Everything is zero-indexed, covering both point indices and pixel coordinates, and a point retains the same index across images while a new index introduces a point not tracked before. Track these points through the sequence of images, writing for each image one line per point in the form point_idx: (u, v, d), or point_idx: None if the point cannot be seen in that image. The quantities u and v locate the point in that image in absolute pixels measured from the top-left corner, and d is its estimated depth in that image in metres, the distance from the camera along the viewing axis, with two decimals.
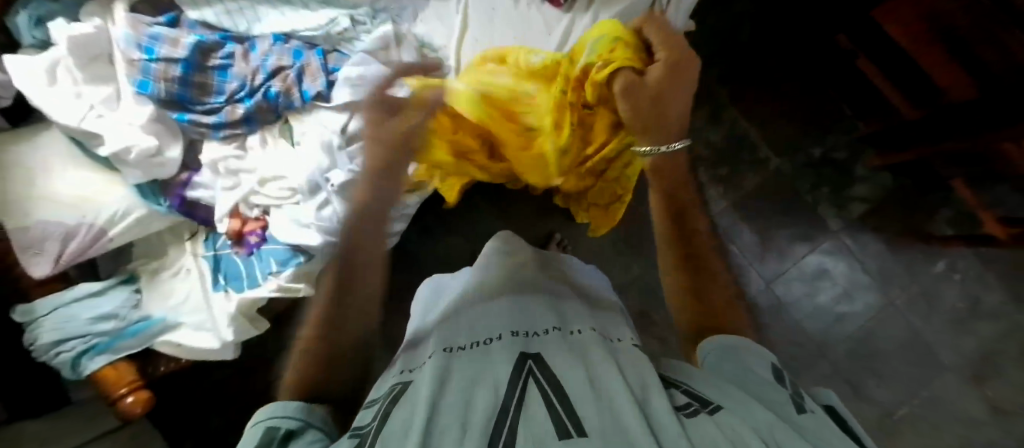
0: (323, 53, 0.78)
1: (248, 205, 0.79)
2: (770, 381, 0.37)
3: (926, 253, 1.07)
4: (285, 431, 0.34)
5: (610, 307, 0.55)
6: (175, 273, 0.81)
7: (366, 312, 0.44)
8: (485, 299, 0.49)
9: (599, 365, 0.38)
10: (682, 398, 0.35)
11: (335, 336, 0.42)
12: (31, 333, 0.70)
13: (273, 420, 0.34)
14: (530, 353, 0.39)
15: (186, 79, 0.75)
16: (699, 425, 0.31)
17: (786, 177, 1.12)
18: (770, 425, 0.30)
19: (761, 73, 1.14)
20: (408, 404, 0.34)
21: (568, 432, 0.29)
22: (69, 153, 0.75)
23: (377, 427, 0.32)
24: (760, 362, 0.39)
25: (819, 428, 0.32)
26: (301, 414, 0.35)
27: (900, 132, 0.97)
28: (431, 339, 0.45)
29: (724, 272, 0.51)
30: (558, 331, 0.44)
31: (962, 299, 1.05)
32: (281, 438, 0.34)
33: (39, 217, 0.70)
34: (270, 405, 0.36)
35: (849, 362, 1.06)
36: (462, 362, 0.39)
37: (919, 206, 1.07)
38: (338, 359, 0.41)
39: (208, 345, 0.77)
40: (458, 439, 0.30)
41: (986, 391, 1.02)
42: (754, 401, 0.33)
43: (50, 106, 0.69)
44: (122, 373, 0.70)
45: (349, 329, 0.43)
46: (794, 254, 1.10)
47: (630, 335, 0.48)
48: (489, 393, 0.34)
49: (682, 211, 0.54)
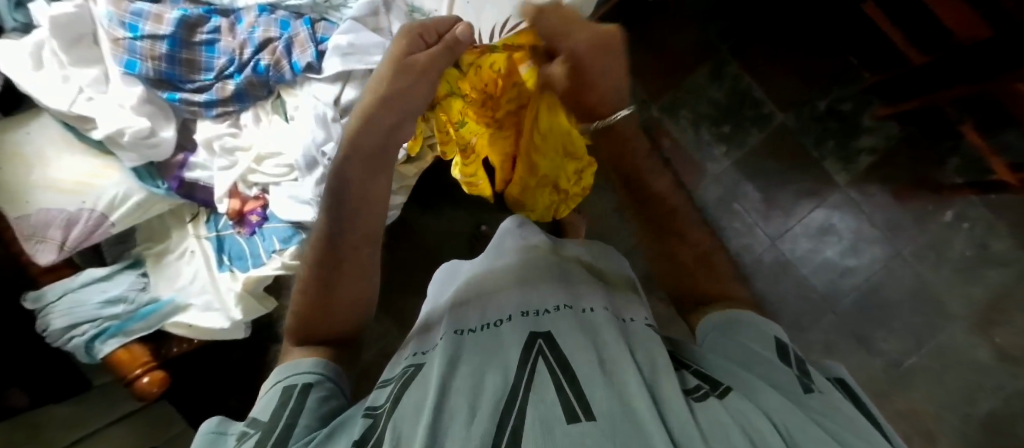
0: (311, 23, 0.75)
1: (246, 183, 0.79)
2: (772, 359, 0.39)
3: (936, 203, 1.05)
4: (303, 383, 0.41)
5: (624, 281, 0.55)
6: (180, 256, 0.81)
7: (355, 302, 0.47)
8: (493, 278, 0.49)
9: (612, 346, 0.38)
10: (693, 379, 0.37)
11: (319, 328, 0.46)
12: (43, 318, 0.71)
13: (291, 377, 0.41)
14: (540, 334, 0.40)
15: (173, 56, 0.73)
16: (708, 410, 0.33)
17: (790, 132, 1.10)
18: (776, 408, 0.33)
19: (763, 23, 1.10)
20: (421, 388, 0.36)
21: (577, 417, 0.31)
22: (64, 139, 0.74)
23: (392, 412, 0.35)
24: (761, 340, 0.42)
25: (828, 406, 0.35)
26: (315, 370, 0.42)
27: (906, 80, 0.94)
28: (442, 319, 0.46)
29: (708, 241, 0.54)
30: (570, 308, 0.43)
31: (971, 248, 1.04)
32: (301, 389, 0.40)
33: (39, 204, 0.70)
34: (287, 366, 0.43)
35: (854, 315, 1.06)
36: (473, 344, 0.40)
37: (928, 155, 1.05)
38: (330, 319, 0.46)
39: (218, 324, 0.77)
40: (471, 424, 0.32)
41: (993, 339, 1.03)
42: (760, 387, 0.36)
43: (41, 90, 0.70)
44: (136, 354, 0.71)
45: (338, 317, 0.46)
46: (801, 211, 1.09)
47: (646, 317, 0.47)
48: (499, 377, 0.36)
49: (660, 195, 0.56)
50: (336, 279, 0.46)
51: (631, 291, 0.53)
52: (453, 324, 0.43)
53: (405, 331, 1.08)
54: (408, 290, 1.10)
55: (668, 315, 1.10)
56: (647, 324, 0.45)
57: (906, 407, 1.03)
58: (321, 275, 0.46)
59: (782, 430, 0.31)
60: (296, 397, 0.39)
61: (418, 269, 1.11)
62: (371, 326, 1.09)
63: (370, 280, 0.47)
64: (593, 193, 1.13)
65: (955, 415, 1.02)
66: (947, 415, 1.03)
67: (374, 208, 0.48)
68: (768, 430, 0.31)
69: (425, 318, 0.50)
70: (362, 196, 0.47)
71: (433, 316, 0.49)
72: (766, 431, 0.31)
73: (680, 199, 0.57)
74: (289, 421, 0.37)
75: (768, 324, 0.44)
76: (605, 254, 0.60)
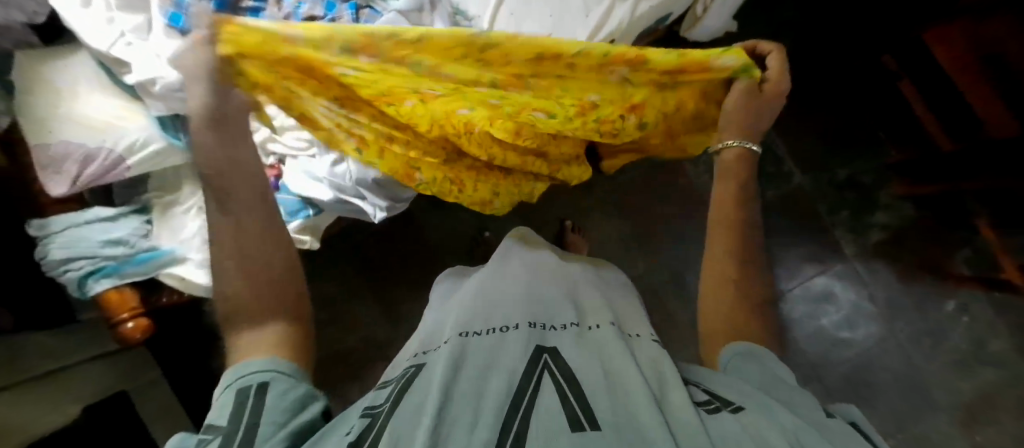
0: (356, 8, 0.78)
1: (265, 151, 0.80)
2: (789, 382, 0.37)
3: (939, 290, 1.05)
4: (259, 383, 0.36)
5: (628, 298, 0.55)
6: (185, 210, 0.82)
7: (269, 265, 0.42)
8: (501, 288, 0.49)
9: (616, 361, 0.38)
10: (701, 395, 0.36)
11: (244, 308, 0.41)
12: (43, 247, 0.72)
13: (245, 378, 0.37)
14: (545, 347, 0.40)
15: (219, 16, 0.72)
16: (720, 423, 0.32)
17: (807, 194, 1.10)
18: (795, 424, 0.31)
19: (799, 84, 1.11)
20: (421, 391, 0.35)
21: (583, 427, 0.31)
22: (98, 80, 0.77)
23: (391, 412, 0.33)
24: (778, 365, 0.39)
25: (845, 432, 0.32)
26: (269, 368, 0.38)
27: (932, 162, 0.95)
28: (448, 323, 0.45)
29: (759, 266, 0.47)
30: (575, 326, 0.44)
31: (967, 342, 1.04)
32: (257, 389, 0.36)
33: (60, 136, 0.72)
34: (238, 366, 0.38)
35: (840, 387, 1.04)
36: (479, 349, 0.40)
37: (939, 241, 1.06)
38: (261, 300, 0.41)
39: (209, 282, 0.78)
40: (473, 431, 0.31)
41: (976, 437, 1.00)
42: (773, 403, 0.33)
43: (86, 31, 0.72)
44: (126, 299, 0.72)
45: (264, 292, 0.42)
46: (803, 273, 1.08)
47: (650, 333, 0.47)
48: (502, 383, 0.35)
49: (745, 215, 0.50)
50: (233, 256, 0.42)
51: (634, 306, 0.54)
52: (459, 327, 0.43)
53: (390, 324, 1.08)
54: (402, 285, 1.11)
55: None
56: (651, 339, 0.45)
57: None
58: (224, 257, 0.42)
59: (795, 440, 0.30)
60: (253, 398, 0.35)
61: (414, 266, 1.11)
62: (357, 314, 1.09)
63: (277, 242, 0.44)
64: (601, 219, 1.13)
65: None
66: None
67: (248, 174, 0.45)
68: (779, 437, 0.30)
69: (429, 319, 0.51)
70: (218, 170, 0.44)
71: (438, 321, 0.49)
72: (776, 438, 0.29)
73: (755, 217, 0.50)
74: (251, 423, 0.33)
75: (778, 359, 0.41)
76: (617, 277, 0.59)
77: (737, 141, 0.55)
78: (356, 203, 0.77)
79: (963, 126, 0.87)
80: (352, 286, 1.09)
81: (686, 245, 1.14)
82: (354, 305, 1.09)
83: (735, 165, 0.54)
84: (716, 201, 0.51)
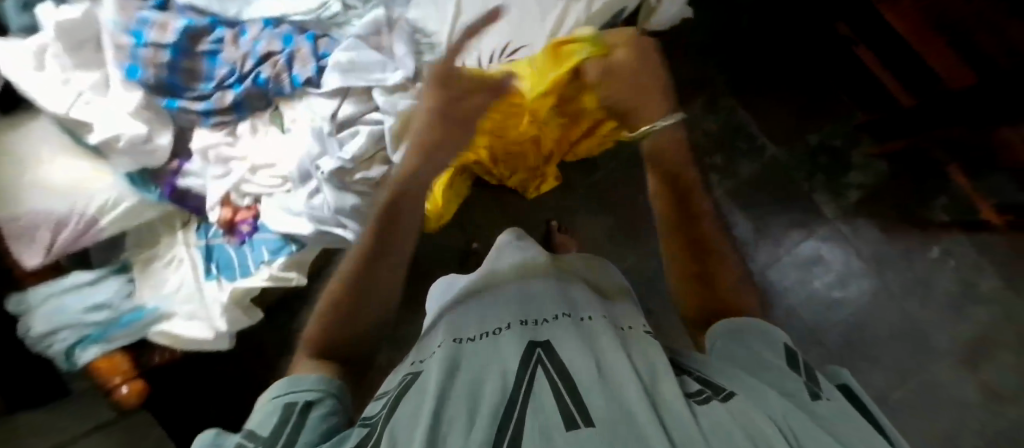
0: (313, 38, 0.79)
1: (239, 193, 0.79)
2: (779, 367, 0.39)
3: (922, 238, 1.08)
4: (303, 401, 0.38)
5: (619, 295, 0.56)
6: (169, 263, 0.80)
7: (383, 295, 0.50)
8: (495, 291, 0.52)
9: (609, 353, 0.39)
10: (694, 385, 0.37)
11: (346, 328, 0.47)
12: (24, 323, 0.71)
13: (289, 395, 0.39)
14: (539, 342, 0.41)
15: (174, 64, 0.75)
16: (709, 411, 0.32)
17: (781, 164, 1.11)
18: (781, 410, 0.32)
19: (743, 62, 1.13)
20: (417, 395, 0.36)
21: (577, 423, 0.30)
22: (60, 143, 0.74)
23: (387, 418, 0.34)
24: (768, 352, 0.41)
25: (837, 412, 0.33)
26: (315, 388, 0.40)
27: (895, 119, 0.97)
28: (441, 329, 0.48)
29: (725, 251, 0.53)
30: (567, 316, 0.45)
31: (956, 284, 1.06)
32: (301, 407, 0.38)
33: (29, 205, 0.70)
34: (284, 381, 0.41)
35: (841, 348, 1.06)
36: (472, 355, 0.41)
37: (916, 193, 1.08)
38: (352, 320, 0.48)
39: (202, 334, 0.76)
40: (469, 430, 0.31)
41: (980, 375, 1.04)
42: (763, 390, 0.35)
43: (40, 92, 0.70)
44: (116, 363, 0.71)
45: (360, 319, 0.48)
46: (789, 241, 1.10)
47: (643, 324, 0.48)
48: (498, 383, 0.36)
49: (688, 192, 0.57)
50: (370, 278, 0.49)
51: (627, 300, 0.55)
52: (451, 334, 0.45)
53: (391, 347, 1.07)
54: (396, 307, 1.09)
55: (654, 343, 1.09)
56: (644, 329, 0.46)
57: None
58: (364, 275, 0.49)
59: (785, 431, 0.30)
60: (296, 415, 0.37)
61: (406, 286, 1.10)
62: None
63: (395, 288, 0.51)
64: (586, 217, 1.14)
65: None
66: None
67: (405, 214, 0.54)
68: (770, 426, 0.30)
69: (430, 325, 0.52)
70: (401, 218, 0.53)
71: (435, 323, 0.52)
72: (767, 426, 0.30)
73: (707, 205, 0.57)
74: (289, 438, 0.35)
75: (775, 339, 0.43)
76: (608, 270, 0.61)
77: (654, 124, 0.62)
78: (337, 233, 0.76)
79: (919, 81, 0.88)
80: None
81: None
82: None
83: (664, 150, 0.61)
84: (655, 201, 0.58)
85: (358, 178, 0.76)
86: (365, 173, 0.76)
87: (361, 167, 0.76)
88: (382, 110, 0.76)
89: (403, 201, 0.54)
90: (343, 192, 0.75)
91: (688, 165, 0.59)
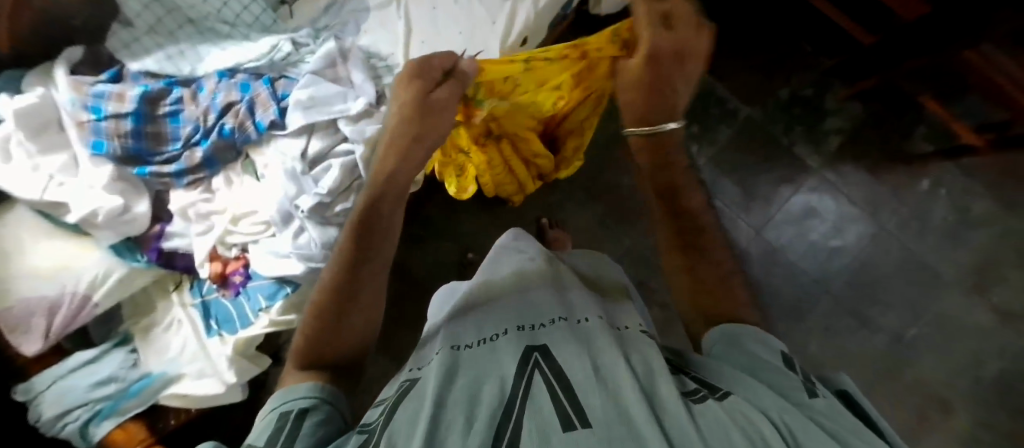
0: (270, 81, 0.79)
1: (225, 245, 0.79)
2: (776, 366, 0.39)
3: (909, 173, 1.08)
4: (300, 408, 0.40)
5: (618, 294, 0.55)
6: (169, 327, 0.80)
7: (366, 310, 0.50)
8: (493, 293, 0.51)
9: (606, 353, 0.38)
10: (692, 384, 0.37)
11: (326, 343, 0.47)
12: (35, 409, 0.71)
13: (287, 403, 0.40)
14: (536, 346, 0.40)
15: (138, 131, 0.76)
16: (707, 409, 0.32)
17: (757, 124, 1.11)
18: (776, 409, 0.33)
19: None
20: (414, 401, 0.36)
21: (573, 425, 0.30)
22: (38, 227, 0.74)
23: (384, 426, 0.34)
24: (767, 350, 0.41)
25: (833, 412, 0.34)
26: (310, 395, 0.42)
27: (862, 61, 0.98)
28: (438, 338, 0.47)
29: (719, 241, 0.53)
30: (564, 320, 0.44)
31: (952, 211, 1.06)
32: (298, 413, 0.39)
33: (19, 295, 0.70)
34: (279, 393, 0.42)
35: (849, 293, 1.06)
36: (470, 361, 0.40)
37: (895, 129, 1.08)
38: (336, 336, 0.48)
39: (215, 390, 0.76)
40: (467, 434, 0.31)
41: (991, 297, 1.04)
42: (761, 391, 0.35)
43: (13, 182, 0.71)
44: (133, 434, 0.72)
45: (345, 334, 0.48)
46: (779, 198, 1.10)
47: (641, 323, 0.47)
48: (495, 388, 0.36)
49: (677, 190, 0.57)
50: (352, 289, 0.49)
51: (624, 298, 0.54)
52: (449, 342, 0.44)
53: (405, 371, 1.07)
54: (402, 330, 1.09)
55: (664, 321, 1.09)
56: (641, 329, 0.45)
57: (919, 380, 1.02)
58: (343, 283, 0.49)
59: (784, 431, 0.31)
60: (293, 420, 0.39)
61: (408, 308, 1.10)
62: (371, 372, 1.07)
63: (378, 304, 0.51)
64: (574, 208, 1.14)
65: (968, 379, 1.02)
66: (958, 381, 1.02)
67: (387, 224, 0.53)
68: (767, 427, 0.30)
69: (426, 337, 0.51)
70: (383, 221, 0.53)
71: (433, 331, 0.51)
72: (764, 427, 0.30)
73: (697, 203, 0.56)
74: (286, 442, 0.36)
75: (771, 339, 0.43)
76: (601, 267, 0.61)
77: (654, 127, 0.58)
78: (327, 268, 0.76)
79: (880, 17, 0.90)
80: None
81: None
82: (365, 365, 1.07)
83: (660, 150, 0.58)
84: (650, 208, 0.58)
85: (339, 210, 0.76)
86: (345, 204, 0.77)
87: (339, 199, 0.76)
88: (351, 139, 0.76)
89: (378, 209, 0.53)
90: (327, 227, 0.75)
91: (679, 166, 0.58)
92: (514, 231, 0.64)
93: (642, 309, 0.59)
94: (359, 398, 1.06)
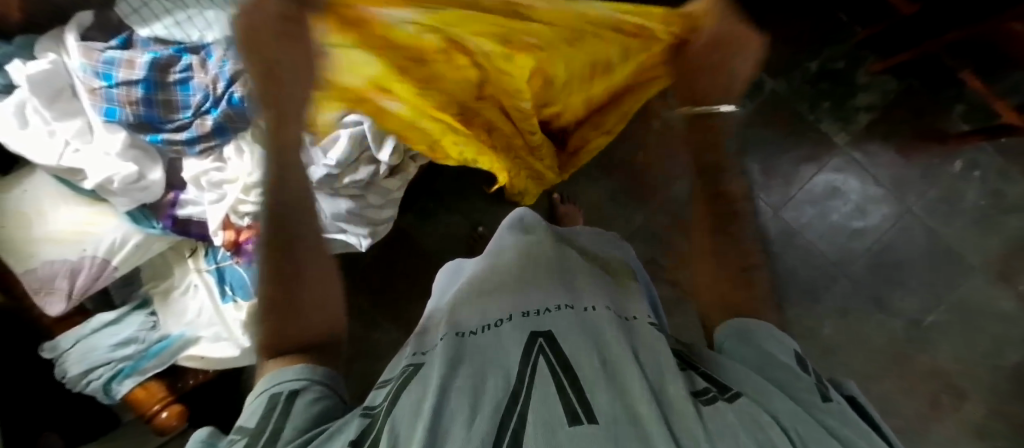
0: None
1: (237, 213, 0.79)
2: (788, 365, 0.39)
3: (943, 153, 1.03)
4: (290, 390, 0.41)
5: (627, 281, 0.53)
6: (185, 291, 0.82)
7: (320, 290, 0.49)
8: (498, 272, 0.50)
9: (614, 347, 0.38)
10: (700, 382, 0.36)
11: (290, 332, 0.47)
12: (61, 366, 0.74)
13: (277, 384, 0.41)
14: (542, 332, 0.40)
15: (149, 99, 0.77)
16: (717, 412, 0.32)
17: (783, 98, 1.07)
18: (787, 414, 0.33)
19: None
20: (419, 387, 0.36)
21: (579, 420, 0.30)
22: (58, 193, 0.76)
23: (388, 412, 0.35)
24: (781, 349, 0.41)
25: (844, 416, 0.34)
26: (302, 375, 0.42)
27: (900, 31, 0.92)
28: (443, 319, 0.46)
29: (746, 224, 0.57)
30: (570, 307, 0.43)
31: (984, 196, 1.01)
32: (288, 395, 0.40)
33: (42, 258, 0.72)
34: (269, 376, 0.43)
35: (867, 277, 1.04)
36: (474, 345, 0.40)
37: (930, 106, 1.03)
38: (306, 322, 0.48)
39: (231, 353, 0.78)
40: (472, 423, 0.31)
41: (1017, 286, 1.00)
42: (774, 393, 0.35)
43: (29, 148, 0.73)
44: (152, 391, 0.74)
45: (312, 320, 0.48)
46: (800, 177, 1.06)
47: (649, 314, 0.47)
48: (499, 378, 0.36)
49: (714, 168, 0.58)
50: (295, 279, 0.49)
51: (632, 283, 0.53)
52: (453, 325, 0.43)
53: None
54: (413, 300, 1.11)
55: (674, 300, 1.08)
56: (649, 321, 0.44)
57: (934, 367, 1.01)
58: (285, 275, 0.48)
59: (792, 436, 0.31)
60: (284, 403, 0.39)
61: (419, 280, 1.11)
62: (381, 340, 1.09)
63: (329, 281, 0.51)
64: (588, 184, 1.12)
65: (986, 369, 0.99)
66: (974, 371, 1.00)
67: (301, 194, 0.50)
68: (777, 433, 0.31)
69: (426, 319, 0.50)
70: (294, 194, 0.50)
71: (433, 313, 0.50)
72: (773, 432, 0.31)
73: (732, 183, 0.58)
74: (275, 428, 0.37)
75: (779, 334, 0.43)
76: (611, 251, 0.59)
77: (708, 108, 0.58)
78: (339, 238, 0.80)
79: None
80: (366, 316, 1.10)
81: (683, 184, 1.10)
82: (375, 333, 1.09)
83: (705, 129, 0.59)
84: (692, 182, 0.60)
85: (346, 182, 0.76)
86: (353, 176, 0.76)
87: (348, 170, 0.75)
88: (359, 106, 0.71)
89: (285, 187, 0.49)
90: (337, 197, 0.77)
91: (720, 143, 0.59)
92: (519, 211, 0.62)
93: (647, 286, 0.60)
94: (369, 364, 1.09)
